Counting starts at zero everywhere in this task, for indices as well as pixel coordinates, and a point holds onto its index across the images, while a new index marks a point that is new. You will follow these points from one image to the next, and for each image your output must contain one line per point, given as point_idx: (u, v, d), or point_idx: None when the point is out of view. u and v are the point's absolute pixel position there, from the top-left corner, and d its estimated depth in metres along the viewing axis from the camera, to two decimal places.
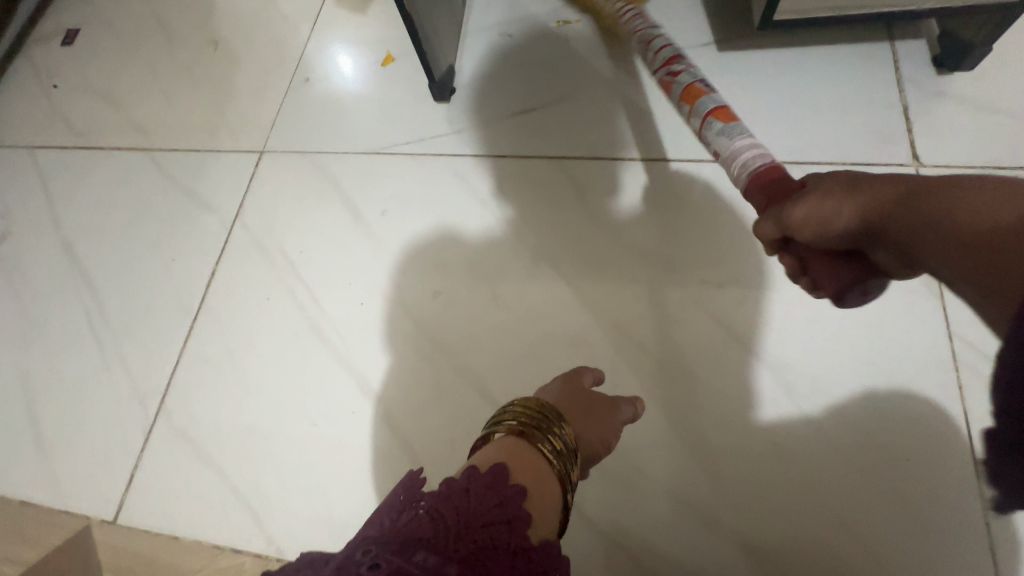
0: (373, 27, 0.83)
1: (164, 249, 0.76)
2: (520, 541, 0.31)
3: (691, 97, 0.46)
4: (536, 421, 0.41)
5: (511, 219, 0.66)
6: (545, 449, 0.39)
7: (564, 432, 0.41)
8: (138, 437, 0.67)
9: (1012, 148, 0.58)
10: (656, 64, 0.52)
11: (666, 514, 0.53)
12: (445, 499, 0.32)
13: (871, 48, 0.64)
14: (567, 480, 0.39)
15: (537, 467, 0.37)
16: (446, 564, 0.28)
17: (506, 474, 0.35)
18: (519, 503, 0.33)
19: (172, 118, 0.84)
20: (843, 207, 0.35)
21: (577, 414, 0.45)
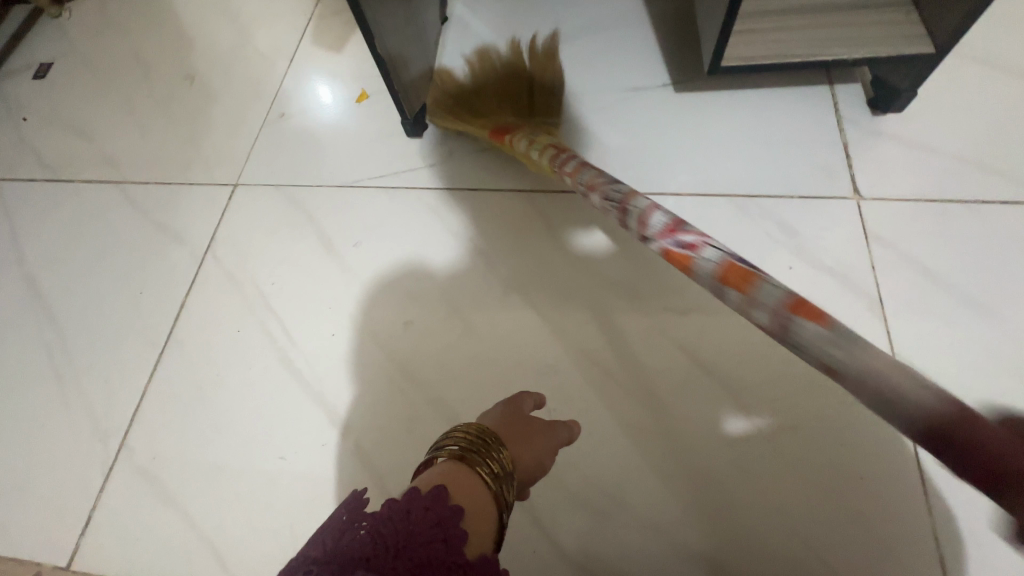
0: (348, 65, 0.86)
1: (133, 282, 0.75)
2: (455, 557, 0.31)
3: (740, 280, 0.38)
4: (476, 445, 0.41)
5: (482, 250, 0.68)
6: (484, 471, 0.39)
7: (502, 454, 0.42)
8: (97, 476, 0.64)
9: (941, 182, 0.63)
10: (666, 247, 0.44)
11: (635, 540, 0.54)
12: (385, 517, 0.33)
13: (813, 91, 0.69)
14: (504, 500, 0.39)
15: (476, 489, 0.38)
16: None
17: (446, 495, 0.36)
18: (456, 521, 0.34)
19: (145, 151, 0.84)
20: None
21: (515, 437, 0.46)
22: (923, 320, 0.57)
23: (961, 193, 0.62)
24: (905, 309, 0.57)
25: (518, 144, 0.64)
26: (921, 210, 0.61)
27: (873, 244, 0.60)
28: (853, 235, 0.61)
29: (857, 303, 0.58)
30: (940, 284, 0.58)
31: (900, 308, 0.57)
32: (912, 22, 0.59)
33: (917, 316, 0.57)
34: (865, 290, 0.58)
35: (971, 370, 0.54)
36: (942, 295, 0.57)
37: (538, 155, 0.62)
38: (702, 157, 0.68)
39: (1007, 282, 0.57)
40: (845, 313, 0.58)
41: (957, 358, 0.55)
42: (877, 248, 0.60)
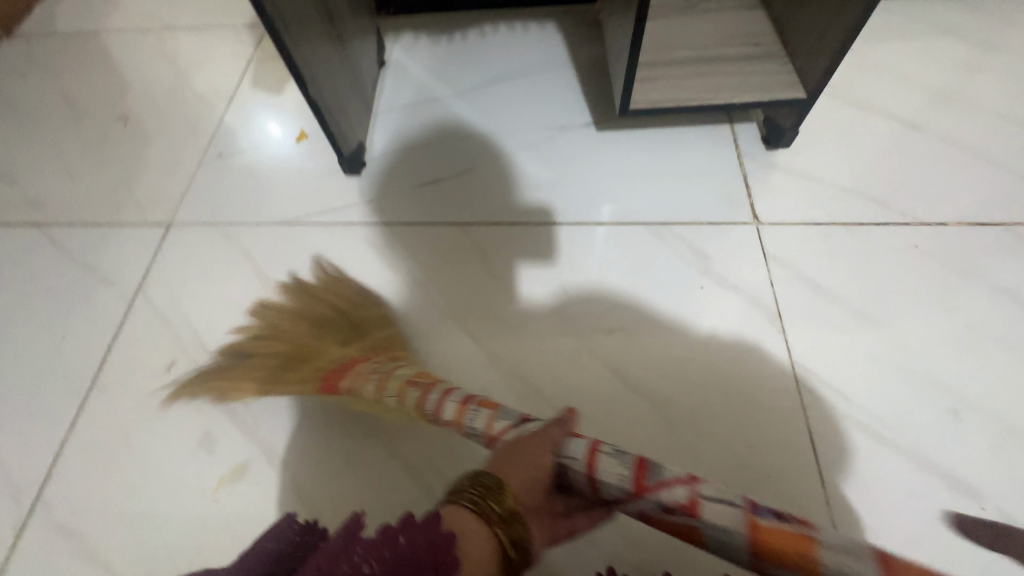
0: (287, 105, 0.89)
1: (56, 326, 0.72)
2: None
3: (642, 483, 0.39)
4: (463, 478, 0.41)
5: (418, 281, 0.71)
6: (469, 493, 0.39)
7: (486, 478, 0.40)
8: (7, 534, 0.60)
9: (825, 207, 0.71)
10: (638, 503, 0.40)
11: (570, 553, 0.56)
12: (377, 545, 0.35)
13: (715, 129, 0.78)
14: (496, 513, 0.38)
15: (464, 514, 0.38)
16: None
17: (435, 522, 0.37)
18: (446, 550, 0.35)
19: (74, 192, 0.83)
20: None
21: (504, 461, 0.43)
22: (816, 329, 0.63)
23: (842, 217, 0.70)
24: (801, 320, 0.64)
25: (368, 387, 0.59)
26: (810, 232, 0.69)
27: (772, 264, 0.67)
28: (755, 256, 0.68)
29: (760, 317, 0.64)
30: (829, 297, 0.65)
31: (796, 320, 0.64)
32: (788, 71, 0.68)
33: (811, 327, 0.63)
34: (767, 306, 0.65)
35: (859, 374, 0.60)
36: (831, 307, 0.64)
37: (390, 400, 0.58)
38: (622, 189, 0.74)
39: (885, 293, 0.65)
40: (749, 328, 0.64)
41: (846, 361, 0.61)
42: (776, 267, 0.67)
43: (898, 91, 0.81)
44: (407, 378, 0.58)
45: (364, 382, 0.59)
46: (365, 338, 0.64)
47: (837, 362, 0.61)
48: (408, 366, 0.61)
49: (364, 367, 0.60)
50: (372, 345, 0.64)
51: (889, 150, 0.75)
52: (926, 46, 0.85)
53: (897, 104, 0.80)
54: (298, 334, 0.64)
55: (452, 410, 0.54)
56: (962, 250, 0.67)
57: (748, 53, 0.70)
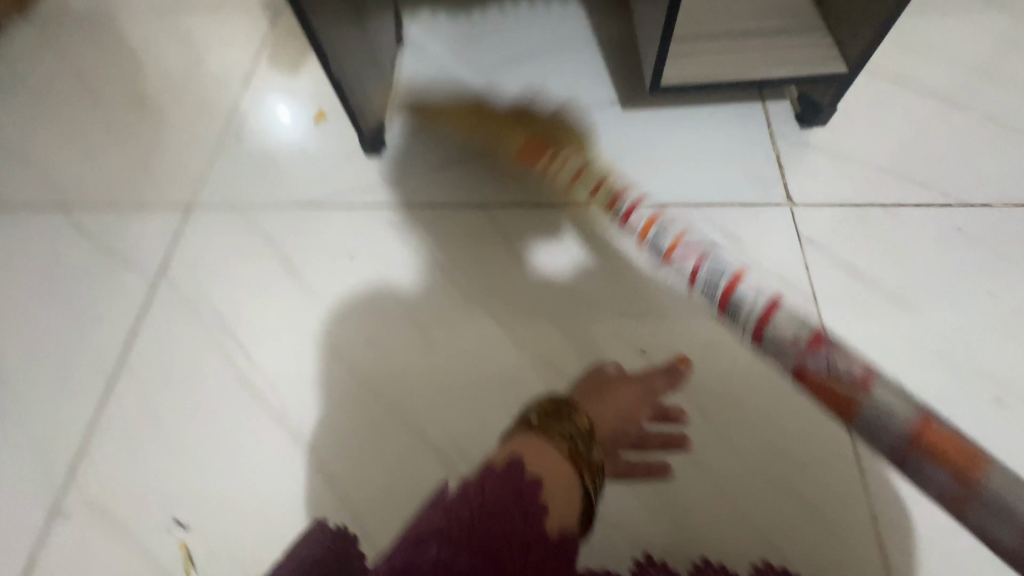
0: (305, 85, 0.87)
1: (81, 310, 0.72)
2: (531, 534, 0.37)
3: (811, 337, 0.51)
4: (549, 411, 0.51)
5: (442, 264, 0.70)
6: (558, 437, 0.48)
7: (576, 415, 0.51)
8: (41, 515, 0.61)
9: (862, 188, 0.68)
10: (768, 336, 0.54)
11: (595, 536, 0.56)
12: (464, 497, 0.38)
13: (747, 107, 0.75)
14: (579, 462, 0.46)
15: (551, 459, 0.45)
16: (457, 555, 0.33)
17: (525, 467, 0.42)
18: (531, 497, 0.39)
19: (94, 174, 0.82)
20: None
21: (590, 399, 0.57)
22: (853, 314, 0.61)
23: (879, 198, 0.68)
24: (837, 305, 0.62)
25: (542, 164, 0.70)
26: (846, 214, 0.67)
27: (806, 247, 0.65)
28: (789, 239, 0.66)
29: (794, 302, 0.62)
30: (866, 281, 0.63)
31: (832, 305, 0.62)
32: (827, 45, 0.65)
33: (847, 312, 0.61)
34: (801, 290, 0.63)
35: (898, 361, 0.59)
36: (869, 291, 0.62)
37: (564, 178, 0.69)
38: (651, 170, 0.72)
39: (925, 278, 0.63)
40: None
41: (884, 348, 0.60)
42: (811, 250, 0.65)
43: (939, 66, 0.77)
44: (599, 180, 0.68)
45: (563, 168, 0.70)
46: (562, 142, 0.73)
47: (874, 347, 0.60)
48: (600, 171, 0.70)
49: (554, 158, 0.70)
50: (559, 151, 0.71)
51: (928, 128, 0.72)
52: (967, 18, 0.81)
53: (936, 79, 0.76)
54: (504, 118, 0.76)
55: (646, 223, 0.65)
56: (1006, 232, 0.65)
57: (786, 27, 0.67)
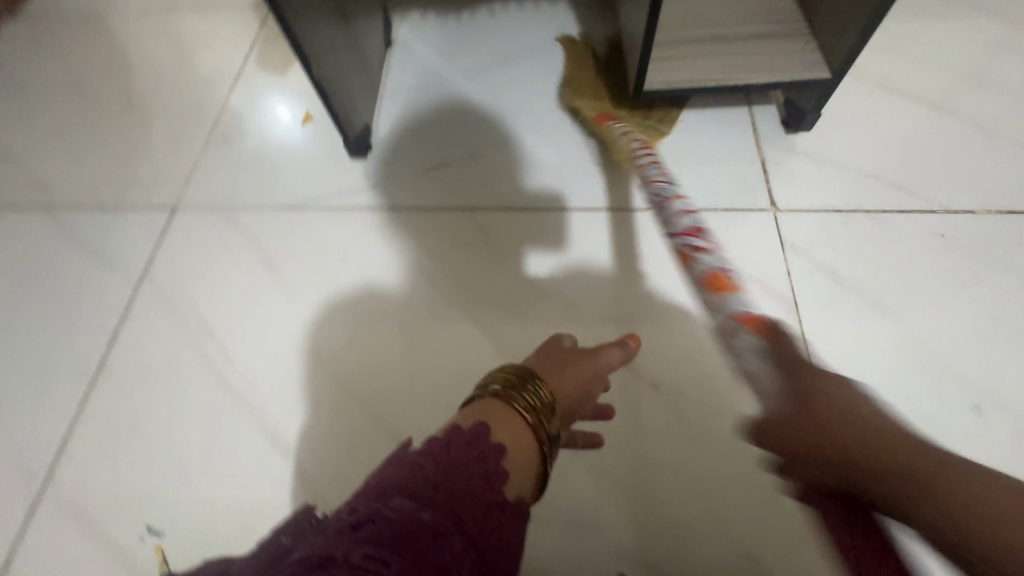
0: (292, 86, 0.87)
1: (63, 308, 0.72)
2: (494, 497, 0.33)
3: (720, 287, 0.47)
4: (513, 382, 0.42)
5: (425, 266, 0.69)
6: (521, 407, 0.40)
7: (541, 387, 0.42)
8: (18, 514, 0.61)
9: (846, 194, 0.68)
10: (703, 273, 0.48)
11: (574, 542, 0.55)
12: (426, 452, 0.35)
13: (733, 112, 0.75)
14: (544, 434, 0.40)
15: (513, 430, 0.39)
16: (421, 511, 0.30)
17: (487, 434, 0.37)
18: (497, 460, 0.35)
19: (80, 173, 0.82)
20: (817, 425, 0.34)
21: (551, 370, 0.46)
22: (834, 321, 0.61)
23: (864, 204, 0.67)
24: (818, 311, 0.62)
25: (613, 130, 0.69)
26: (830, 220, 0.67)
27: (789, 252, 0.65)
28: (772, 244, 0.66)
29: (776, 307, 0.62)
30: (847, 287, 0.63)
31: (813, 311, 0.62)
32: (811, 50, 0.65)
33: (828, 319, 0.61)
34: (783, 295, 0.63)
35: (878, 368, 0.59)
36: (850, 298, 0.62)
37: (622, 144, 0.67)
38: (634, 174, 0.72)
39: (908, 285, 0.63)
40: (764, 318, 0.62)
41: (865, 355, 0.59)
42: (793, 255, 0.65)
43: (927, 72, 0.77)
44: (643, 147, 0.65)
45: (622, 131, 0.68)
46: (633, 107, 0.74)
47: (855, 355, 0.59)
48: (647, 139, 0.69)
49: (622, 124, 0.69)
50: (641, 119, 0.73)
51: (914, 134, 0.72)
52: (956, 24, 0.81)
53: (924, 85, 0.76)
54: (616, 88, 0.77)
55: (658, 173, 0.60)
56: (990, 240, 0.64)
57: (771, 31, 0.67)
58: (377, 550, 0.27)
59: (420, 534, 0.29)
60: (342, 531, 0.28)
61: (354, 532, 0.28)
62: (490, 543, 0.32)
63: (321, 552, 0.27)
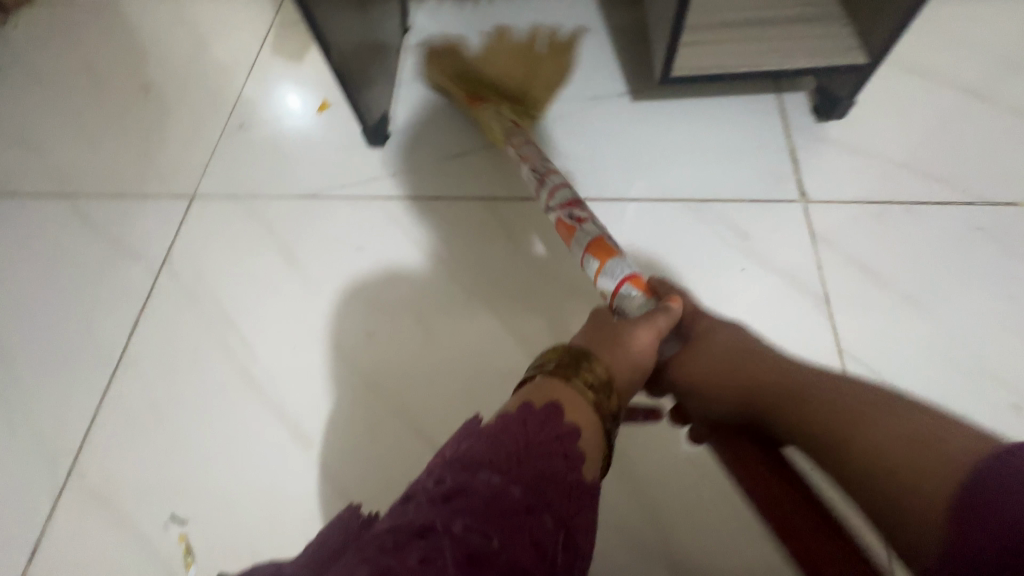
0: (308, 74, 0.86)
1: (84, 298, 0.72)
2: (574, 476, 0.33)
3: (598, 253, 0.53)
4: (568, 360, 0.41)
5: (445, 257, 0.69)
6: (581, 386, 0.39)
7: (597, 366, 0.41)
8: (45, 502, 0.62)
9: (879, 185, 0.66)
10: (585, 248, 0.54)
11: (603, 543, 0.56)
12: (503, 427, 0.34)
13: (762, 99, 0.72)
14: (606, 414, 0.40)
15: (578, 408, 0.38)
16: (510, 486, 0.30)
17: (559, 413, 0.36)
18: (572, 439, 0.35)
19: (98, 162, 0.82)
20: (732, 374, 0.46)
21: (602, 347, 0.44)
22: (867, 317, 0.59)
23: (898, 196, 0.65)
24: (850, 307, 0.60)
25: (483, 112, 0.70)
26: (863, 212, 0.64)
27: (819, 245, 0.63)
28: (801, 237, 0.64)
29: (806, 302, 0.60)
30: (881, 282, 0.61)
31: (844, 306, 0.60)
32: (847, 34, 0.62)
33: (860, 314, 0.59)
34: (812, 290, 0.61)
35: (912, 366, 0.57)
36: (884, 293, 0.60)
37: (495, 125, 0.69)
38: (659, 164, 0.70)
39: (945, 280, 0.61)
40: (794, 313, 0.60)
41: (898, 353, 0.58)
42: (824, 249, 0.63)
43: (964, 57, 0.74)
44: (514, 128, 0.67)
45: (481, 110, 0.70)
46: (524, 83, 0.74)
47: (888, 352, 0.58)
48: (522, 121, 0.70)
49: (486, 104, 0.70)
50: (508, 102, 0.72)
51: (952, 122, 0.69)
52: (997, 6, 0.78)
53: (962, 71, 0.73)
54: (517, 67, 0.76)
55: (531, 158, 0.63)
56: None
57: (804, 15, 0.64)
58: (474, 523, 0.27)
59: (511, 512, 0.29)
60: (436, 502, 0.29)
61: (447, 505, 0.28)
62: (574, 522, 0.32)
63: (417, 521, 0.28)
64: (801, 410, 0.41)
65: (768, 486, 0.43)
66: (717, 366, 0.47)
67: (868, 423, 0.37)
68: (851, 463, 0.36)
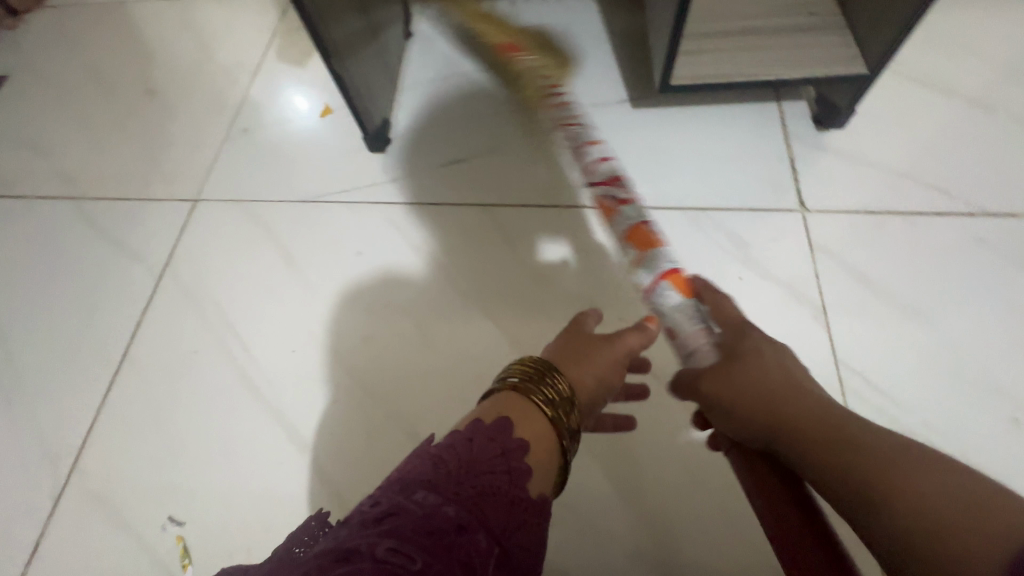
0: (312, 79, 0.86)
1: (88, 299, 0.73)
2: (516, 492, 0.33)
3: (639, 242, 0.52)
4: (532, 374, 0.41)
5: (443, 262, 0.69)
6: (539, 401, 0.39)
7: (560, 381, 0.41)
8: (46, 501, 0.63)
9: (879, 194, 0.66)
10: (623, 231, 0.53)
11: (602, 557, 0.55)
12: (448, 446, 0.35)
13: (762, 108, 0.72)
14: (565, 430, 0.39)
15: (532, 423, 0.38)
16: (445, 506, 0.30)
17: (508, 429, 0.36)
18: (520, 456, 0.35)
19: (104, 164, 0.83)
20: (765, 397, 0.39)
21: (570, 362, 0.45)
22: (864, 327, 0.59)
23: (898, 205, 0.65)
24: (847, 317, 0.60)
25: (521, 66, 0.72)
26: (862, 222, 0.64)
27: (818, 254, 0.63)
28: (800, 246, 0.64)
29: (803, 311, 0.60)
30: (879, 292, 0.61)
31: (842, 316, 0.60)
32: (847, 44, 0.62)
33: (858, 325, 0.59)
34: (810, 299, 0.61)
35: (910, 377, 0.57)
36: (882, 304, 0.60)
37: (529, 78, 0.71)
38: (658, 171, 0.70)
39: (944, 291, 0.60)
40: (791, 323, 0.60)
41: (896, 364, 0.57)
42: (822, 258, 0.63)
43: (968, 66, 0.74)
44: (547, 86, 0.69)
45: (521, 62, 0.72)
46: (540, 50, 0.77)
47: (885, 364, 0.57)
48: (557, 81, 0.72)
49: (528, 59, 0.72)
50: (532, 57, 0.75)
51: (954, 132, 0.69)
52: (1003, 15, 0.77)
53: (965, 81, 0.73)
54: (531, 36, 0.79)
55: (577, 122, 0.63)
56: None
57: (804, 23, 0.64)
58: (401, 544, 0.27)
59: (443, 530, 0.28)
60: (367, 522, 0.29)
61: (377, 525, 0.28)
62: (513, 540, 0.32)
63: (345, 544, 0.27)
64: (841, 446, 0.34)
65: (790, 525, 0.35)
66: (751, 386, 0.40)
67: (908, 473, 0.31)
68: (897, 516, 0.30)
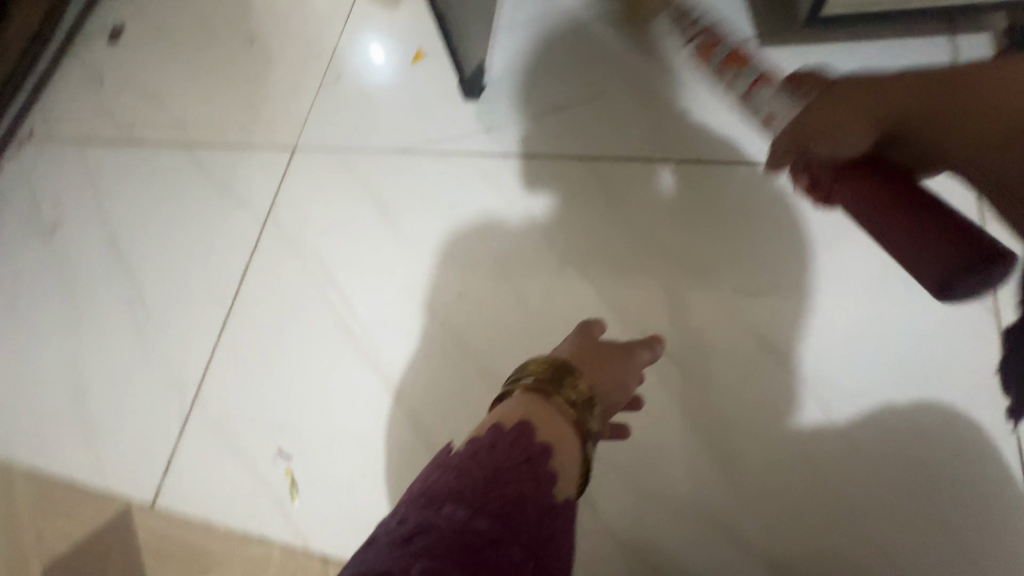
0: (403, 21, 0.83)
1: (202, 242, 0.78)
2: (546, 500, 0.31)
3: None
4: (551, 374, 0.38)
5: (539, 218, 0.66)
6: (562, 402, 0.37)
7: (580, 381, 0.39)
8: (175, 425, 0.69)
9: None
10: None
11: (700, 537, 0.53)
12: (470, 455, 0.32)
13: (930, 44, 0.60)
14: (588, 431, 0.37)
15: (554, 425, 0.35)
16: (475, 519, 0.28)
17: (530, 433, 0.33)
18: (545, 461, 0.33)
19: (211, 113, 0.86)
20: (859, 103, 0.35)
21: (586, 363, 0.43)
22: None
23: None
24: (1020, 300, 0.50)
25: None
26: None
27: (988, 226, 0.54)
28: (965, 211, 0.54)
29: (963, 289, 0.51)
30: None
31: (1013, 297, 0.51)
32: None
33: None
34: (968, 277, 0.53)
35: None
36: None
37: None
38: None
39: None
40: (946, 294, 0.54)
41: None
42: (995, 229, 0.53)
43: None
44: None
45: None
46: None
47: None
48: None
49: None
50: None
51: None
52: None
53: None
54: None
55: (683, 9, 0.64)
56: None
57: None
58: (434, 564, 0.25)
59: (478, 546, 0.27)
60: (396, 545, 0.27)
61: (407, 548, 0.27)
62: (546, 549, 0.30)
63: (374, 568, 0.26)
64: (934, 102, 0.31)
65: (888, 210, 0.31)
66: (842, 99, 0.36)
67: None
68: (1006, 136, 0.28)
